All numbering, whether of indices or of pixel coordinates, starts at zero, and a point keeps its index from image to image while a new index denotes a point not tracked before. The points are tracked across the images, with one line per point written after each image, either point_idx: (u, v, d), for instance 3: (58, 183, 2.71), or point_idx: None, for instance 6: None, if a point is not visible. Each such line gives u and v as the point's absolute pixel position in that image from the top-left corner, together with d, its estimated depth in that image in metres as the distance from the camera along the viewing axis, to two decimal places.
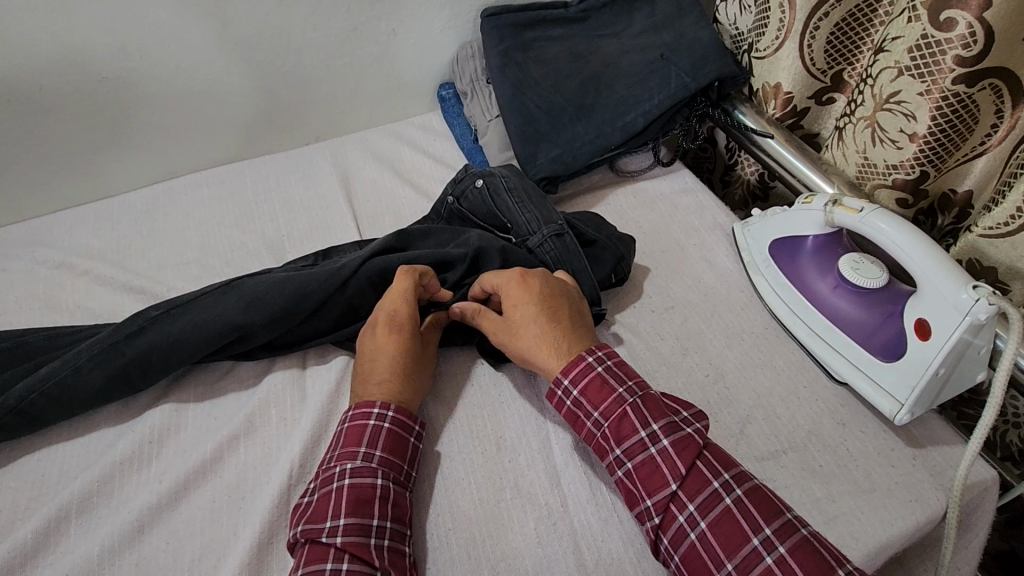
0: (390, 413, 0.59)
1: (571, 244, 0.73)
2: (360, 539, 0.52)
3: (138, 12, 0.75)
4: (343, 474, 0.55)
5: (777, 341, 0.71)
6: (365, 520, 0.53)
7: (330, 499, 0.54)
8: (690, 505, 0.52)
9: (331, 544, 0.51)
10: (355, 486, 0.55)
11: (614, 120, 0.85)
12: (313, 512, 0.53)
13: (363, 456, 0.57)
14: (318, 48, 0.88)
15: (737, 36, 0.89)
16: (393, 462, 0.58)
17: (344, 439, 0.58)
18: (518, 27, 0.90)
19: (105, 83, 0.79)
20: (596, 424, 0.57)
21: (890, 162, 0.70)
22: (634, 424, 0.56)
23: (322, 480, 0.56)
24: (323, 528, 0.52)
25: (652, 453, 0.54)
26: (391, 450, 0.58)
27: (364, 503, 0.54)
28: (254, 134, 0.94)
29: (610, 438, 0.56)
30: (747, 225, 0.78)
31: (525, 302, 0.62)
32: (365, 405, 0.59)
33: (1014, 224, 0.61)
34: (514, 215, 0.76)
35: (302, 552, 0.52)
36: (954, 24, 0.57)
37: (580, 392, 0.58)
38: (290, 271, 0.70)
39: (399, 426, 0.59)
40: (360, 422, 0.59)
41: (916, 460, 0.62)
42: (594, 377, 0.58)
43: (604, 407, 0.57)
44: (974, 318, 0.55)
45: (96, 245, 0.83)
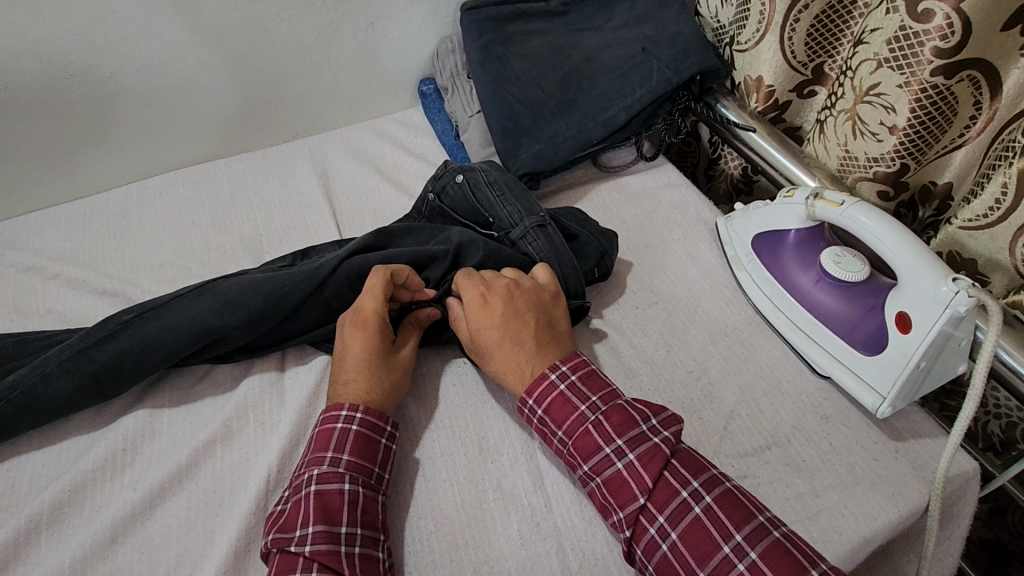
0: (359, 414, 0.58)
1: (555, 237, 0.72)
2: (329, 547, 0.51)
3: (105, 7, 0.73)
4: (310, 481, 0.54)
5: (761, 335, 0.71)
6: (334, 527, 0.52)
7: (299, 507, 0.53)
8: (659, 516, 0.52)
9: (300, 553, 0.51)
10: (322, 492, 0.54)
11: (597, 114, 0.84)
12: (283, 521, 0.53)
13: (330, 461, 0.56)
14: (293, 43, 0.86)
15: (718, 29, 0.89)
16: (363, 465, 0.57)
17: (313, 445, 0.57)
18: (498, 21, 0.89)
19: (73, 81, 0.77)
20: (562, 441, 0.57)
21: (871, 154, 0.69)
22: (596, 440, 0.55)
23: (292, 488, 0.55)
24: (292, 537, 0.51)
25: (619, 468, 0.54)
26: (361, 453, 0.57)
27: (332, 509, 0.53)
28: (229, 131, 0.93)
29: (577, 455, 0.56)
30: (730, 218, 0.78)
31: (485, 325, 0.61)
32: (334, 408, 0.58)
33: (994, 216, 0.61)
34: (496, 209, 0.75)
35: (272, 562, 0.51)
36: (932, 15, 0.57)
37: (544, 411, 0.58)
38: (266, 272, 0.68)
39: (370, 428, 0.58)
40: (329, 426, 0.58)
41: (898, 453, 0.62)
42: (557, 396, 0.58)
43: (567, 425, 0.57)
44: (954, 311, 0.55)
45: (68, 247, 0.81)
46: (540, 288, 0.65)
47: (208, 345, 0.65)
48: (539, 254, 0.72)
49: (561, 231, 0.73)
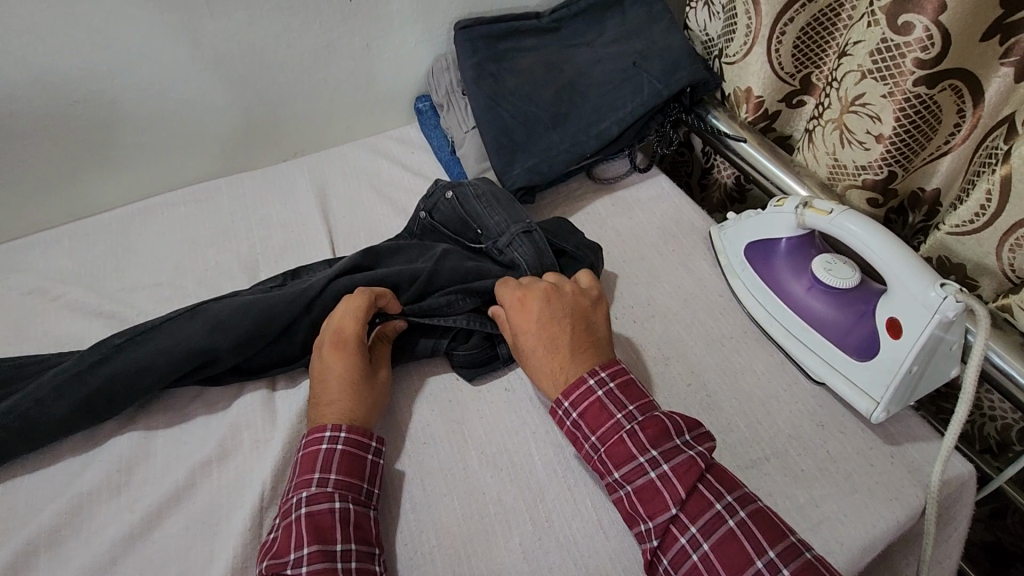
0: (342, 434, 0.59)
1: (540, 241, 0.74)
2: (326, 564, 0.52)
3: (106, 35, 0.75)
4: (300, 503, 0.55)
5: (756, 344, 0.71)
6: (328, 544, 0.53)
7: (291, 531, 0.54)
8: (691, 527, 0.53)
9: None
10: (313, 514, 0.55)
11: (589, 128, 0.86)
12: (275, 547, 0.53)
13: (318, 482, 0.57)
14: (290, 65, 0.88)
15: (708, 42, 0.90)
16: (352, 483, 0.58)
17: (299, 469, 0.58)
18: (492, 39, 0.91)
19: (75, 107, 0.79)
20: (594, 446, 0.59)
21: (859, 162, 0.70)
22: (631, 450, 0.56)
23: (282, 514, 0.56)
24: (286, 561, 0.52)
25: (652, 478, 0.55)
26: (348, 471, 0.58)
27: (324, 529, 0.54)
28: (229, 152, 0.94)
29: (608, 462, 0.57)
30: (723, 227, 0.79)
31: (523, 328, 0.64)
32: (317, 431, 0.59)
33: (979, 222, 0.62)
34: (484, 219, 0.77)
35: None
36: (912, 28, 0.58)
37: (579, 415, 0.59)
38: (254, 294, 0.70)
39: (354, 446, 0.59)
40: (313, 448, 0.58)
41: (895, 458, 0.62)
42: (594, 401, 0.59)
43: (602, 431, 0.58)
44: (943, 315, 0.56)
45: (68, 270, 0.82)
46: (576, 293, 0.67)
47: (196, 368, 0.66)
48: (526, 259, 0.73)
49: (545, 235, 0.75)
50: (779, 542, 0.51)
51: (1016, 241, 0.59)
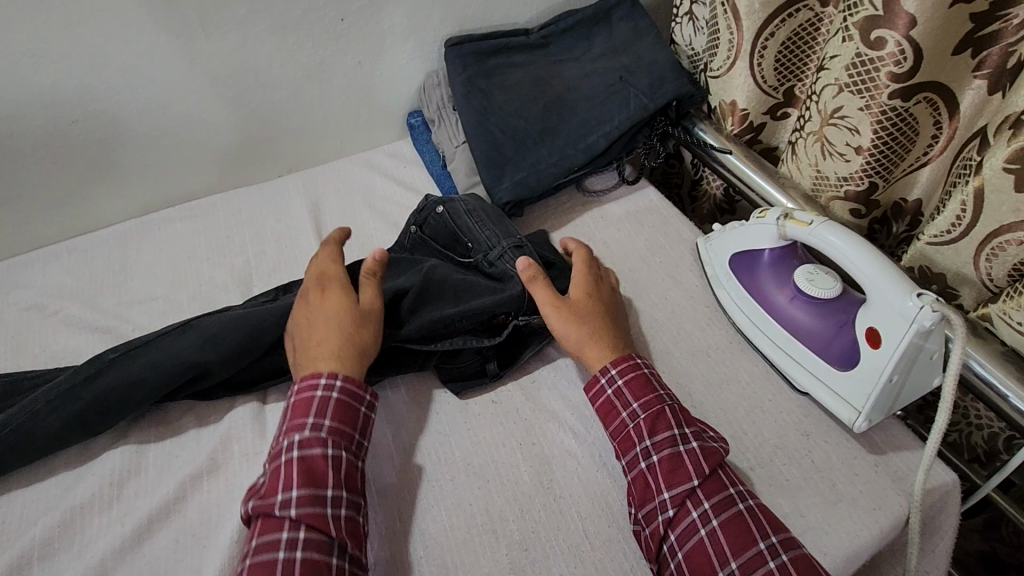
0: (337, 383, 0.61)
1: (528, 252, 0.75)
2: (314, 509, 0.54)
3: (104, 57, 0.77)
4: (292, 446, 0.57)
5: (742, 354, 0.72)
6: (317, 490, 0.55)
7: (281, 473, 0.56)
8: (704, 503, 0.57)
9: (285, 516, 0.54)
10: (305, 457, 0.57)
11: (577, 142, 0.87)
12: (265, 488, 0.56)
13: (311, 427, 0.59)
14: (285, 84, 0.90)
15: (693, 56, 0.91)
16: (345, 431, 0.60)
17: (292, 413, 0.60)
18: (481, 55, 0.92)
19: (75, 127, 0.81)
20: (630, 415, 0.62)
21: (841, 174, 0.71)
22: (669, 421, 0.61)
23: (272, 456, 0.58)
24: (274, 500, 0.55)
25: (680, 450, 0.59)
26: (341, 420, 0.60)
27: (316, 473, 0.56)
28: (226, 169, 0.96)
29: (644, 430, 0.61)
30: (709, 239, 0.80)
31: (594, 296, 0.70)
32: (311, 377, 0.61)
33: (956, 232, 0.62)
34: (474, 234, 0.78)
35: (256, 526, 0.55)
36: (884, 43, 0.59)
37: (624, 382, 0.63)
38: (246, 309, 0.71)
39: (347, 395, 0.61)
40: (307, 394, 0.60)
41: (879, 467, 0.62)
42: (639, 375, 0.64)
43: (643, 400, 0.62)
44: (920, 325, 0.56)
45: (66, 286, 0.84)
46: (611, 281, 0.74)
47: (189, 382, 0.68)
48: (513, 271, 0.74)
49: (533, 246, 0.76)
50: (781, 531, 0.55)
51: (993, 250, 0.60)
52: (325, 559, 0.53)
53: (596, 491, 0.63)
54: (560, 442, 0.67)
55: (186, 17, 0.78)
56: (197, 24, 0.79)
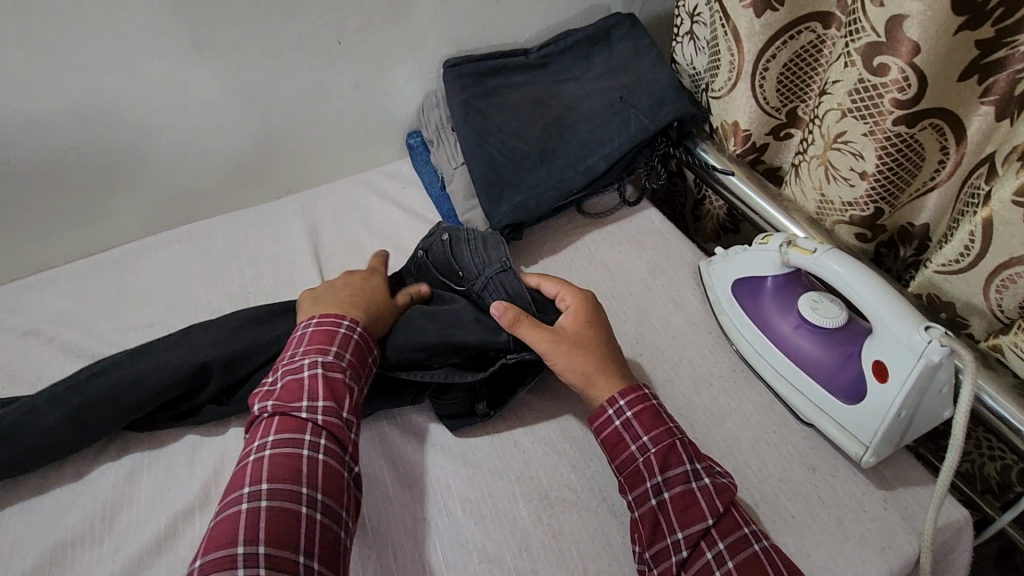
0: (357, 330, 0.66)
1: (513, 284, 0.73)
2: (335, 420, 0.59)
3: (101, 83, 0.77)
4: (316, 364, 0.62)
5: (746, 384, 0.70)
6: (338, 405, 0.60)
7: (305, 384, 0.60)
8: (720, 543, 0.55)
9: (308, 420, 0.59)
10: (328, 376, 0.61)
11: (577, 164, 0.86)
12: (288, 394, 0.60)
13: (334, 352, 0.63)
14: (282, 106, 0.89)
15: (695, 75, 0.90)
16: (360, 368, 0.65)
17: (313, 339, 0.64)
18: (480, 76, 0.91)
19: (72, 152, 0.81)
20: (640, 449, 0.60)
21: (846, 199, 0.70)
22: (680, 457, 0.59)
23: (290, 370, 0.62)
24: (299, 405, 0.59)
25: (693, 488, 0.58)
26: (358, 356, 0.65)
27: (337, 392, 0.61)
28: (224, 191, 0.96)
29: (654, 465, 0.59)
30: (711, 263, 0.78)
31: (595, 323, 0.68)
32: (335, 317, 0.66)
33: (965, 261, 0.61)
34: (466, 262, 0.77)
35: (274, 423, 0.59)
36: (887, 69, 0.57)
37: (634, 415, 0.61)
38: (238, 320, 0.71)
39: (364, 342, 0.66)
40: (329, 327, 0.65)
41: (888, 503, 0.60)
42: (649, 407, 0.62)
43: (654, 434, 0.60)
44: (928, 359, 0.55)
45: (63, 310, 0.84)
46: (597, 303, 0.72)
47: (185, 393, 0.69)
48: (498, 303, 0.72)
49: (519, 274, 0.74)
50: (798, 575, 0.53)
51: (1002, 282, 0.58)
52: (339, 468, 0.58)
53: (596, 527, 0.62)
54: (558, 476, 0.65)
55: (180, 42, 0.77)
56: (191, 50, 0.79)
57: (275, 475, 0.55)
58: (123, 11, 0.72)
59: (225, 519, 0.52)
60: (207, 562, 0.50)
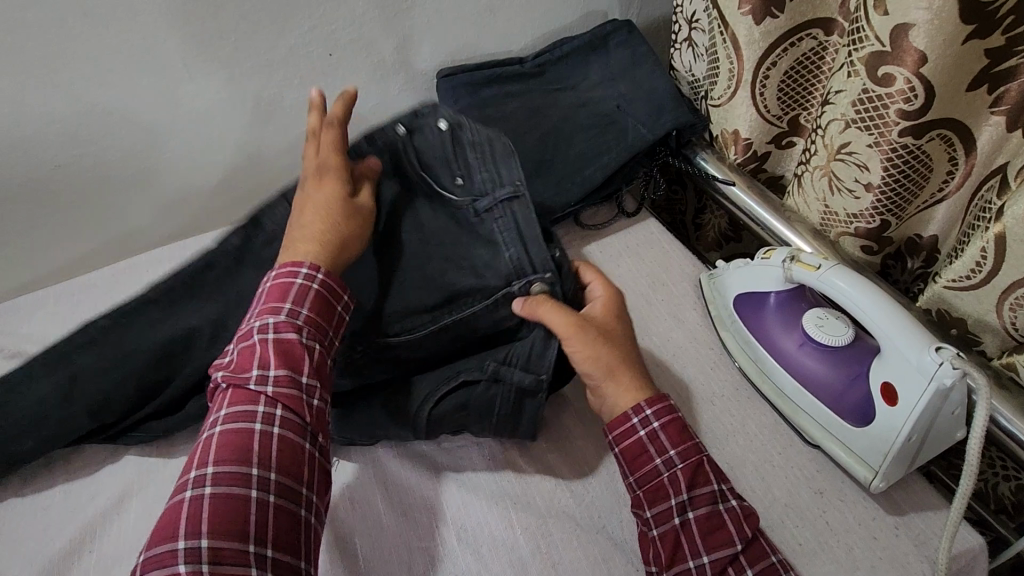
0: (319, 276, 0.61)
1: (518, 208, 0.70)
2: (288, 391, 0.56)
3: (85, 100, 0.75)
4: (266, 328, 0.57)
5: (749, 403, 0.68)
6: (291, 375, 0.56)
7: (256, 352, 0.57)
8: (748, 570, 0.54)
9: (261, 391, 0.55)
10: (281, 341, 0.57)
11: (573, 175, 0.84)
12: (239, 363, 0.57)
13: (285, 314, 0.58)
14: (273, 119, 0.88)
15: (694, 82, 0.88)
16: (320, 323, 0.60)
17: (267, 295, 0.59)
18: (474, 86, 0.89)
19: (58, 171, 0.79)
20: (666, 462, 0.58)
21: (850, 211, 0.68)
22: (708, 475, 0.58)
23: (243, 335, 0.58)
24: (248, 376, 0.56)
25: (719, 509, 0.56)
26: (318, 311, 0.60)
27: (293, 357, 0.57)
28: (214, 206, 0.94)
29: (682, 482, 0.57)
30: (713, 275, 0.75)
31: (617, 320, 0.65)
32: (292, 264, 0.60)
33: (977, 277, 0.58)
34: (469, 170, 0.74)
35: (227, 396, 0.56)
36: (893, 79, 0.55)
37: (662, 426, 0.59)
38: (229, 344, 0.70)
39: (328, 291, 0.61)
40: (285, 280, 0.60)
41: (900, 529, 0.58)
42: (676, 419, 0.60)
43: (682, 449, 0.58)
44: (940, 382, 0.53)
45: (52, 332, 0.83)
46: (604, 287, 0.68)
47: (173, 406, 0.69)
48: (504, 236, 0.70)
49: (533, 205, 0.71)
50: None
51: (1016, 300, 0.56)
52: (298, 442, 0.56)
53: (595, 555, 0.60)
54: (557, 502, 0.63)
55: (168, 58, 0.76)
56: (180, 66, 0.77)
57: (222, 459, 0.52)
58: (108, 29, 0.71)
59: (171, 506, 0.51)
60: (150, 559, 0.49)
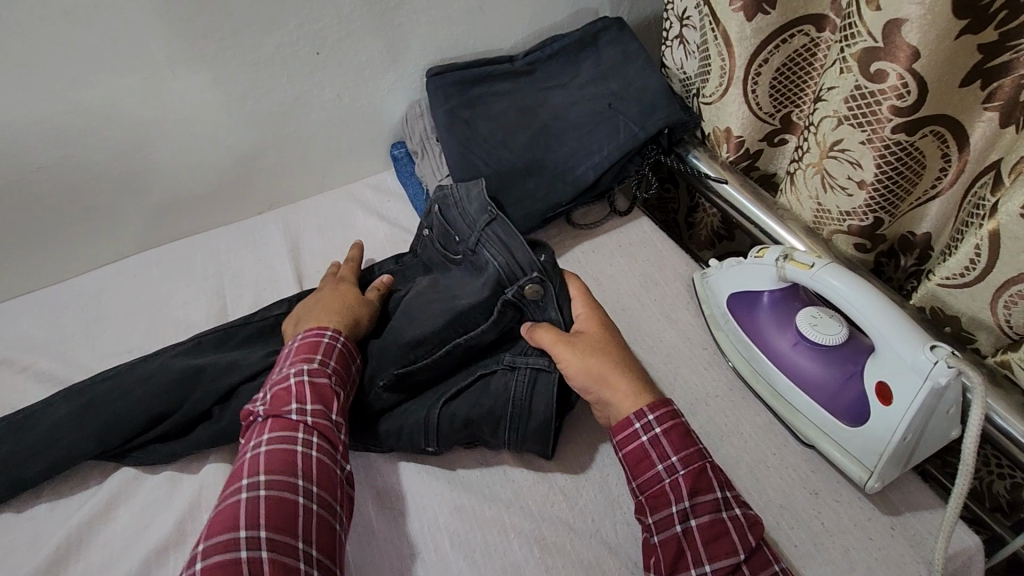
0: (341, 338, 0.66)
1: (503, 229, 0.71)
2: (326, 422, 0.59)
3: (67, 102, 0.74)
4: (303, 371, 0.61)
5: (743, 403, 0.67)
6: (327, 408, 0.60)
7: (294, 389, 0.60)
8: None
9: (301, 421, 0.58)
10: (316, 381, 0.61)
11: (565, 174, 0.83)
12: (276, 400, 0.60)
13: (318, 361, 0.63)
14: (260, 118, 0.86)
15: (685, 80, 0.87)
16: (345, 374, 0.64)
17: (299, 348, 0.64)
18: (464, 84, 0.88)
19: (40, 173, 0.78)
20: (668, 468, 0.57)
21: (843, 208, 0.67)
22: (710, 482, 0.56)
23: (277, 379, 0.61)
24: (288, 409, 0.59)
25: (722, 517, 0.55)
26: (343, 363, 0.65)
27: (326, 396, 0.61)
28: (201, 208, 0.92)
29: (683, 489, 0.56)
30: (706, 275, 0.75)
31: (604, 331, 0.66)
32: (318, 328, 0.66)
33: (970, 275, 0.58)
34: (457, 227, 0.75)
35: (266, 427, 0.58)
36: (885, 75, 0.55)
37: (663, 431, 0.58)
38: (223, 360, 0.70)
39: (349, 350, 0.66)
40: (314, 337, 0.65)
41: (895, 529, 0.58)
42: (678, 424, 0.59)
43: (683, 454, 0.57)
44: (935, 382, 0.52)
45: (37, 338, 0.81)
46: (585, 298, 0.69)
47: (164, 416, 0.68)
48: (495, 257, 0.71)
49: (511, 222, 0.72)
50: None
51: (1010, 297, 0.55)
52: (334, 466, 0.58)
53: (590, 560, 0.59)
54: (550, 506, 0.63)
55: (151, 57, 0.74)
56: (163, 64, 0.75)
57: (272, 468, 0.55)
58: (87, 27, 0.69)
59: (224, 508, 0.53)
60: (209, 547, 0.51)
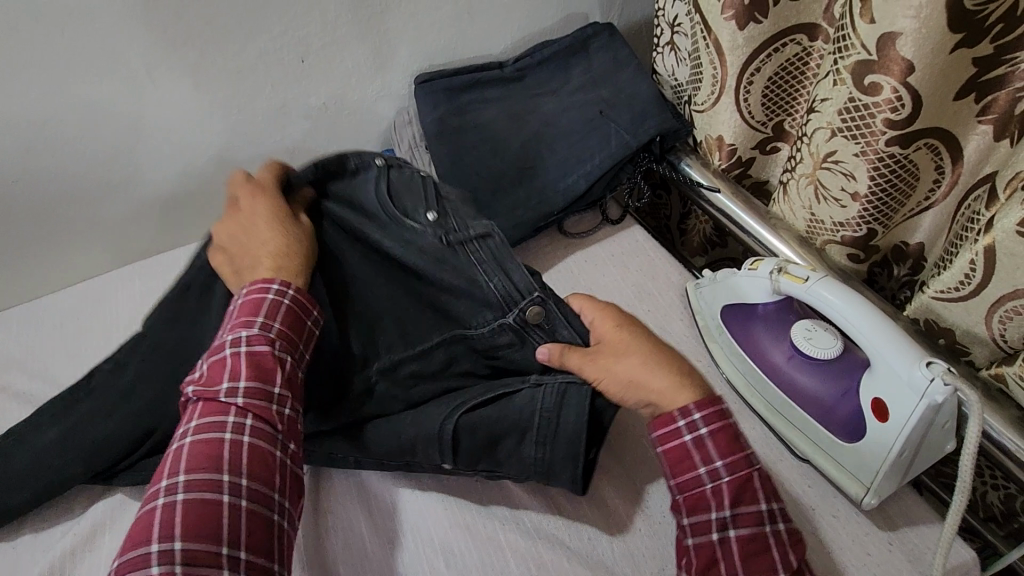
0: (290, 291, 0.59)
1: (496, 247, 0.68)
2: (261, 402, 0.54)
3: (44, 112, 0.72)
4: (238, 341, 0.56)
5: (738, 417, 0.67)
6: (263, 383, 0.55)
7: (228, 364, 0.55)
8: None
9: (231, 403, 0.54)
10: (253, 352, 0.56)
11: (557, 183, 0.82)
12: (208, 378, 0.55)
13: (258, 326, 0.57)
14: (244, 127, 0.84)
15: (677, 87, 0.86)
16: (292, 338, 0.59)
17: (238, 311, 0.58)
18: (452, 91, 0.87)
19: (18, 186, 0.76)
20: (710, 471, 0.55)
21: (837, 219, 0.66)
22: (757, 493, 0.54)
23: (214, 349, 0.56)
24: (219, 389, 0.54)
25: (765, 531, 0.53)
26: (290, 325, 0.59)
27: (265, 369, 0.56)
28: (186, 219, 0.90)
29: (726, 497, 0.54)
30: (698, 286, 0.73)
31: (629, 329, 0.61)
32: (262, 281, 0.59)
33: (965, 289, 0.58)
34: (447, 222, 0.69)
35: (197, 409, 0.54)
36: (880, 88, 0.54)
37: (709, 433, 0.55)
38: None
39: (298, 305, 0.60)
40: (256, 295, 0.58)
41: (893, 544, 0.57)
42: (729, 428, 0.55)
43: (731, 460, 0.54)
44: (931, 399, 0.52)
45: (17, 355, 0.79)
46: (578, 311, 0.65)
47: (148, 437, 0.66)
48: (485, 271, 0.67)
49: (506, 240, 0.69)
50: None
51: (1006, 312, 0.55)
52: (269, 449, 0.54)
53: None
54: (545, 524, 0.62)
55: (130, 66, 0.73)
56: (144, 73, 0.74)
57: (194, 466, 0.51)
58: (63, 34, 0.67)
59: (143, 514, 0.50)
60: (122, 562, 0.48)
